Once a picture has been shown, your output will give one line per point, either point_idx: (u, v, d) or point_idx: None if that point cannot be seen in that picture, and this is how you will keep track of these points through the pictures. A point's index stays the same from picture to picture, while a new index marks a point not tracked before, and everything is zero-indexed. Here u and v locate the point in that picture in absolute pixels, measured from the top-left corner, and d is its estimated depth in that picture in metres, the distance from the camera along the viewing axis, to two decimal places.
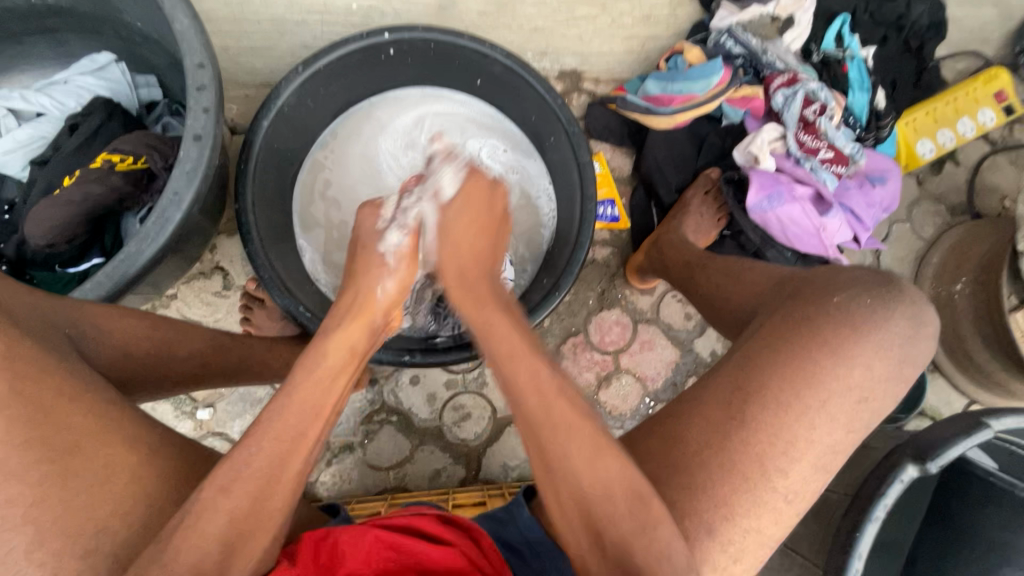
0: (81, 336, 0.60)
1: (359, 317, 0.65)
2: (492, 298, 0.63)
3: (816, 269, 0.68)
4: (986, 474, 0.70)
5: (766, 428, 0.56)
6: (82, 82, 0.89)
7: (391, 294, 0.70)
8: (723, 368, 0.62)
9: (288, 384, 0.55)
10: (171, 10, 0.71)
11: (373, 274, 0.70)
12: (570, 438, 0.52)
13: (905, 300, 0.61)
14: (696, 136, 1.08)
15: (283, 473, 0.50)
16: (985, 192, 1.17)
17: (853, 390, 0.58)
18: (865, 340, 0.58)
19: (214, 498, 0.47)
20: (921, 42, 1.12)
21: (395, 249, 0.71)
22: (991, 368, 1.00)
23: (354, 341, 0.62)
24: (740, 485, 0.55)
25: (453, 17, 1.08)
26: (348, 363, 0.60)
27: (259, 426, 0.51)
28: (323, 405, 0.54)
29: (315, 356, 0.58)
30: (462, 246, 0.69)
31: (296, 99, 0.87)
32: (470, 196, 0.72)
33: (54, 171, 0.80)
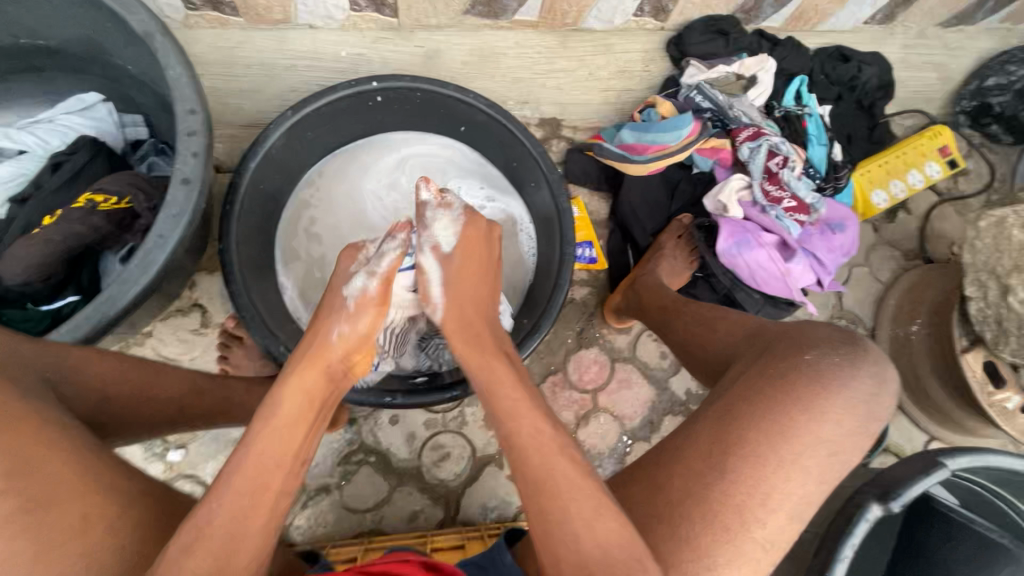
0: (61, 380, 0.60)
1: (305, 369, 0.63)
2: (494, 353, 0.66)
3: (788, 323, 0.72)
4: (946, 509, 0.74)
5: (745, 480, 0.59)
6: (68, 121, 0.89)
7: (348, 338, 0.68)
8: (705, 417, 0.65)
9: (245, 438, 0.55)
10: (164, 58, 0.73)
11: (332, 318, 0.69)
12: (572, 500, 0.55)
13: (869, 359, 0.65)
14: (668, 183, 1.14)
15: (249, 530, 0.50)
16: (935, 239, 1.25)
17: (825, 444, 0.61)
18: (836, 397, 0.62)
19: (177, 560, 0.46)
20: (872, 101, 1.23)
21: (358, 293, 0.70)
22: (948, 407, 1.05)
23: (310, 388, 0.62)
24: (720, 535, 0.57)
25: (438, 66, 1.13)
26: (305, 411, 0.60)
27: (220, 482, 0.52)
28: (283, 455, 0.55)
29: (271, 407, 0.58)
30: (466, 293, 0.72)
31: (283, 142, 0.89)
32: (467, 244, 0.74)
33: (35, 210, 0.80)
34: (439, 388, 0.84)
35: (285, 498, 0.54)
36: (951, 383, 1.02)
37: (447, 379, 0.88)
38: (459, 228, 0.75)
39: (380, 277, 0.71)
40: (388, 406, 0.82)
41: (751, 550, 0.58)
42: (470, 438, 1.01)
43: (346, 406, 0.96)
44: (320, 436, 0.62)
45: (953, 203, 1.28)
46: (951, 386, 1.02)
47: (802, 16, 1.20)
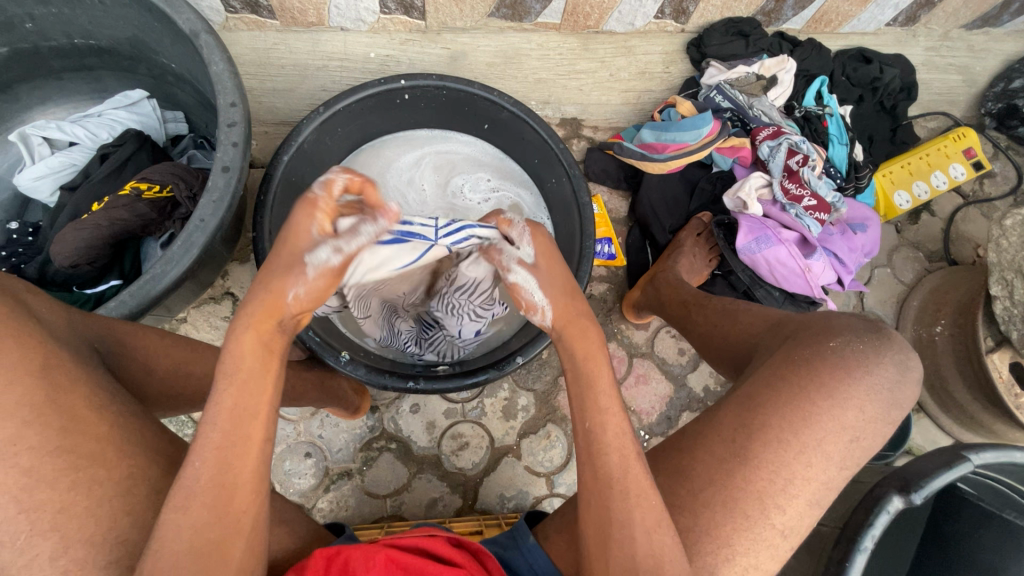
0: (109, 352, 0.64)
1: (256, 321, 0.56)
2: (597, 343, 0.62)
3: (811, 314, 0.72)
4: (975, 498, 0.73)
5: (767, 466, 0.59)
6: (115, 116, 0.95)
7: (305, 301, 0.58)
8: (727, 403, 0.66)
9: (212, 395, 0.53)
10: (208, 55, 0.77)
11: (284, 276, 0.56)
12: (636, 506, 0.56)
13: (894, 346, 0.64)
14: (688, 181, 1.15)
15: (240, 481, 0.52)
16: (960, 241, 1.24)
17: (847, 430, 0.61)
18: (858, 383, 0.62)
19: (173, 518, 0.49)
20: (894, 102, 1.22)
21: (321, 264, 0.57)
22: (973, 409, 1.04)
23: (267, 340, 0.56)
24: (740, 522, 0.58)
25: (463, 67, 1.17)
26: (267, 363, 0.56)
27: (199, 436, 0.52)
28: (258, 408, 0.54)
29: (230, 360, 0.54)
30: (562, 283, 0.63)
31: (315, 137, 0.92)
32: (541, 249, 0.64)
33: (83, 198, 0.85)
34: (460, 375, 0.86)
35: (269, 447, 0.55)
36: (976, 385, 1.00)
37: (466, 365, 0.89)
38: (533, 238, 0.64)
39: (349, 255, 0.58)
40: (411, 390, 0.83)
41: (769, 532, 0.59)
42: (489, 428, 1.03)
43: (369, 393, 1.00)
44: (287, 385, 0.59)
45: (979, 206, 1.26)
46: (977, 387, 1.01)
47: (823, 18, 1.21)
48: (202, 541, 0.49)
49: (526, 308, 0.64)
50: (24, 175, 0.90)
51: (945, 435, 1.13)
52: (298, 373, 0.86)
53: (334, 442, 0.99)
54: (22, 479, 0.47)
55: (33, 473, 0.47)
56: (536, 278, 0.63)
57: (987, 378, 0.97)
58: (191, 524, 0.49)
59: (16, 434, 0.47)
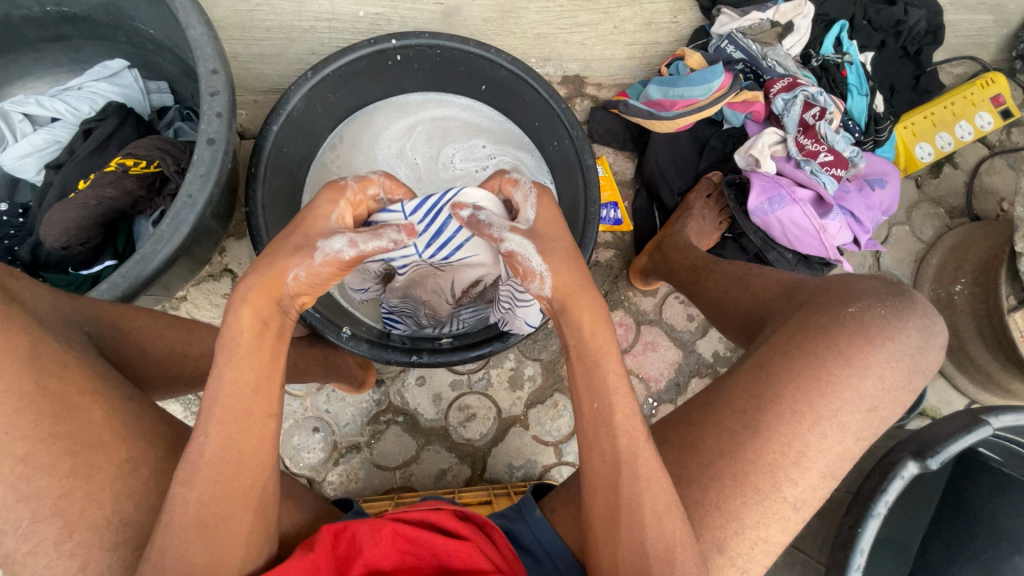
0: (100, 335, 0.62)
1: (255, 296, 0.54)
2: (603, 320, 0.59)
3: (828, 277, 0.69)
4: (998, 464, 0.71)
5: (778, 438, 0.58)
6: (96, 88, 0.91)
7: (304, 283, 0.56)
8: (738, 374, 0.64)
9: (213, 369, 0.52)
10: (185, 19, 0.73)
11: (290, 256, 0.55)
12: (644, 482, 0.55)
13: (918, 311, 0.62)
14: (697, 140, 1.09)
15: (244, 454, 0.51)
16: (983, 195, 1.18)
17: (864, 399, 0.59)
18: (877, 349, 0.59)
19: (180, 492, 0.48)
20: (919, 47, 1.15)
21: (332, 252, 0.56)
22: (991, 369, 1.01)
23: (265, 316, 0.54)
24: (751, 497, 0.57)
25: (458, 23, 1.10)
26: (266, 338, 0.54)
27: (203, 410, 0.51)
28: (259, 381, 0.52)
29: (228, 336, 0.53)
30: (562, 255, 0.60)
31: (305, 105, 0.88)
32: (544, 212, 0.63)
33: (69, 175, 0.83)
34: (465, 347, 0.84)
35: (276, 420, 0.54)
36: (996, 344, 0.98)
37: (472, 337, 0.87)
38: (536, 204, 0.64)
39: (360, 249, 0.58)
40: (415, 364, 0.82)
41: (781, 501, 0.58)
42: (496, 399, 1.02)
43: (374, 367, 0.99)
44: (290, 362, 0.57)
45: (1006, 156, 1.20)
46: (996, 347, 0.98)
47: None
48: (209, 515, 0.49)
49: (521, 276, 0.60)
50: (7, 154, 0.87)
51: (960, 395, 1.11)
52: (301, 349, 0.85)
53: (341, 417, 0.99)
54: (20, 466, 0.46)
55: (31, 460, 0.46)
56: (533, 244, 0.59)
57: (1007, 336, 0.94)
58: (200, 497, 0.49)
59: (10, 421, 0.46)
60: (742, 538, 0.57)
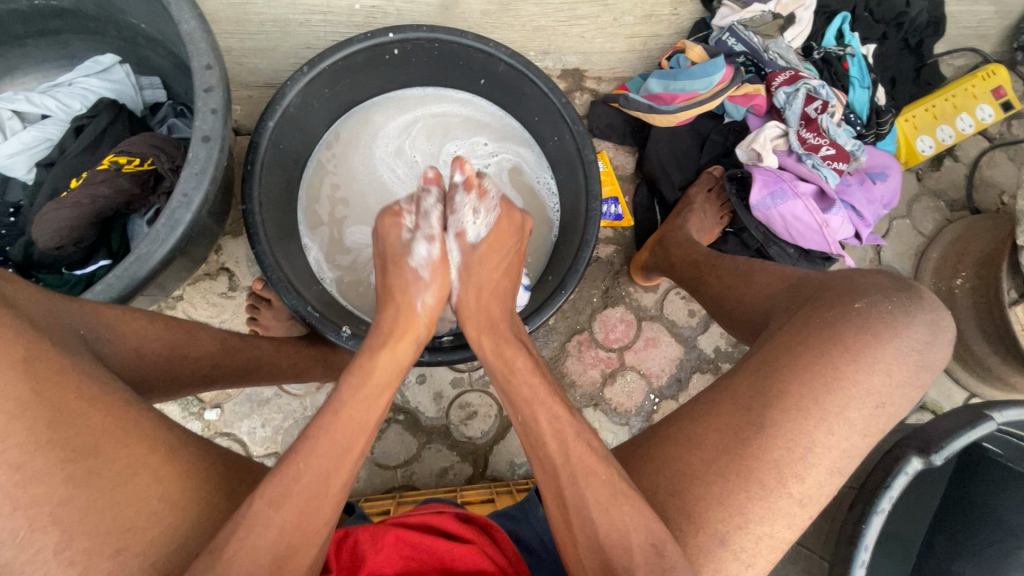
0: (96, 338, 0.61)
1: (400, 334, 0.64)
2: (509, 339, 0.66)
3: (832, 273, 0.69)
4: (1004, 459, 0.71)
5: (783, 433, 0.57)
6: (87, 84, 0.89)
7: (430, 307, 0.67)
8: (742, 369, 0.63)
9: (337, 399, 0.55)
10: (178, 13, 0.71)
11: (413, 284, 0.67)
12: None
13: (923, 306, 0.62)
14: (698, 134, 1.08)
15: (334, 486, 0.51)
16: (984, 188, 1.18)
17: (870, 394, 0.59)
18: (884, 345, 0.59)
19: (264, 511, 0.48)
20: (920, 39, 1.14)
21: (425, 260, 0.68)
22: (992, 362, 1.01)
23: (399, 356, 0.62)
24: (755, 492, 0.57)
25: (455, 17, 1.08)
26: (393, 379, 0.60)
27: (310, 439, 0.52)
28: (370, 420, 0.56)
29: (361, 368, 0.59)
30: (485, 285, 0.70)
31: (300, 100, 0.86)
32: (496, 236, 0.70)
33: (60, 173, 0.81)
34: (465, 346, 0.83)
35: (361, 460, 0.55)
36: (995, 337, 0.98)
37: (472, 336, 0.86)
38: (494, 214, 0.70)
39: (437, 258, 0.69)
40: (415, 363, 0.81)
41: (788, 499, 0.57)
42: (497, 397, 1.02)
43: None
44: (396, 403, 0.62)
45: (1006, 149, 1.19)
46: (996, 340, 0.98)
47: None
48: (285, 543, 0.48)
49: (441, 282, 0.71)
50: None
51: (960, 389, 1.11)
52: (301, 347, 0.86)
53: None
54: (15, 474, 0.45)
55: (25, 469, 0.45)
56: (461, 259, 0.70)
57: (1008, 329, 0.94)
58: (280, 522, 0.48)
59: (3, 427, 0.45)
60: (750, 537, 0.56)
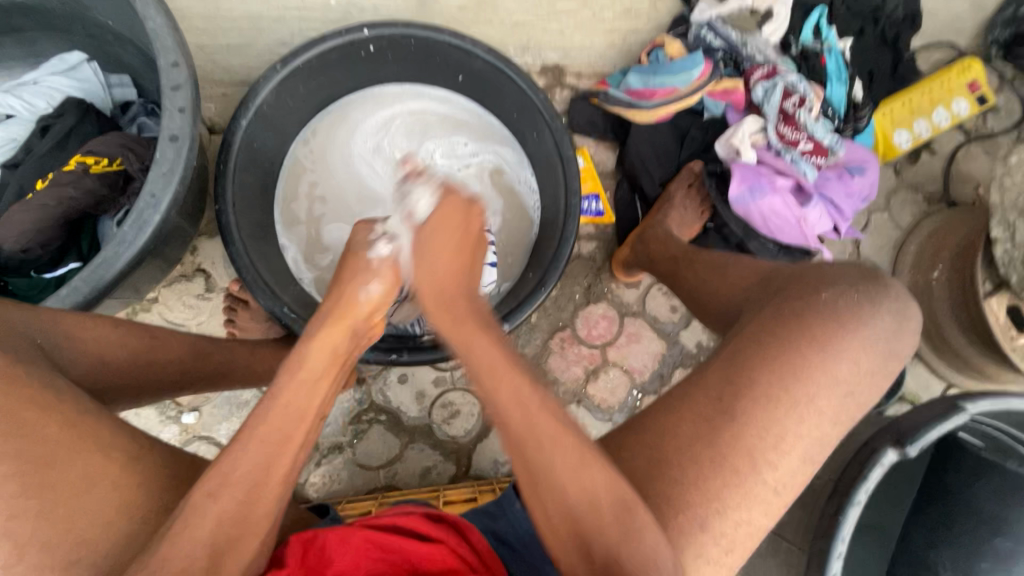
0: (55, 348, 0.60)
1: (337, 322, 0.64)
2: (465, 319, 0.62)
3: (803, 265, 0.70)
4: (976, 450, 0.71)
5: (755, 422, 0.58)
6: (53, 83, 0.87)
7: (374, 298, 0.67)
8: (714, 362, 0.63)
9: (273, 387, 0.55)
10: (143, 9, 0.69)
11: (359, 277, 0.68)
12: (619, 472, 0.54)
13: (890, 295, 0.63)
14: (678, 130, 1.07)
15: (271, 475, 0.50)
16: (960, 181, 1.19)
17: (842, 383, 0.60)
18: (852, 335, 0.60)
19: (203, 503, 0.47)
20: (897, 33, 1.13)
21: (382, 258, 0.70)
22: (968, 353, 1.02)
23: (335, 344, 0.62)
24: (730, 478, 0.57)
25: (433, 12, 1.07)
26: (330, 366, 0.60)
27: (245, 429, 0.52)
28: (309, 406, 0.56)
29: (297, 357, 0.59)
30: (439, 268, 0.67)
31: (274, 98, 0.85)
32: (445, 216, 0.70)
33: (26, 174, 0.79)
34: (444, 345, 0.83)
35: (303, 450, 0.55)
36: (971, 328, 0.99)
37: None
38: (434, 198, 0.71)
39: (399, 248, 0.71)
40: (394, 362, 0.81)
41: (763, 492, 0.57)
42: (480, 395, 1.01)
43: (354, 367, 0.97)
44: (337, 392, 0.63)
45: (981, 142, 1.21)
46: (972, 331, 0.99)
47: None
48: (222, 538, 0.46)
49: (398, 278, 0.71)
50: None
51: (938, 379, 1.12)
52: (276, 347, 0.85)
53: None
54: None
55: None
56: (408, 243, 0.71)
57: (983, 320, 0.95)
58: (220, 513, 0.47)
59: None
60: (726, 528, 0.57)
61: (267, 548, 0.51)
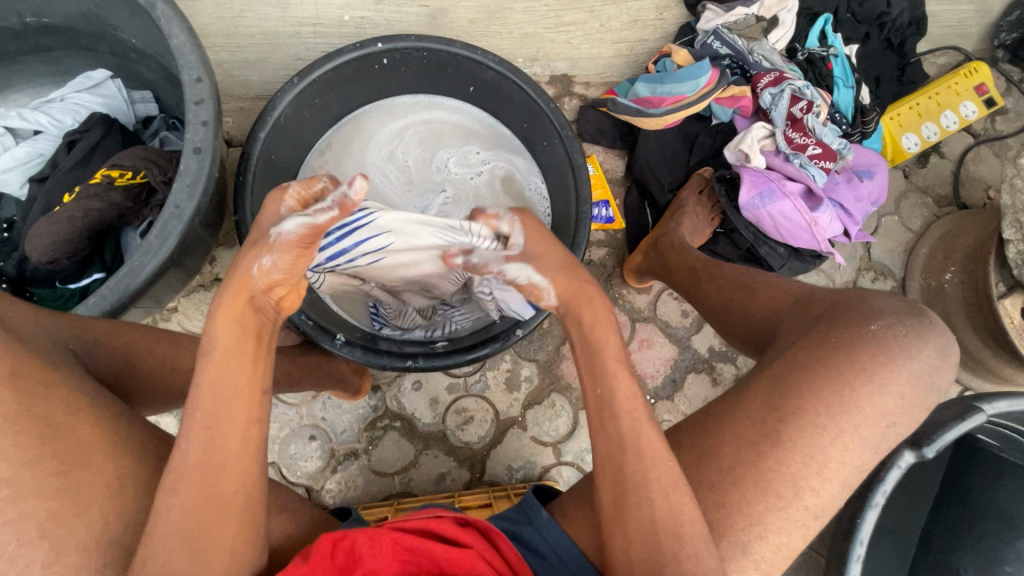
0: (83, 350, 0.62)
1: (229, 300, 0.55)
2: (602, 313, 0.61)
3: (845, 291, 0.69)
4: (996, 450, 0.71)
5: (800, 449, 0.58)
6: (79, 99, 0.90)
7: (272, 271, 0.57)
8: (755, 385, 0.63)
9: (192, 382, 0.52)
10: (167, 26, 0.72)
11: (251, 250, 0.57)
12: (633, 474, 0.55)
13: (935, 332, 0.62)
14: (686, 136, 1.09)
15: (226, 462, 0.51)
16: (970, 183, 1.19)
17: (885, 416, 0.60)
18: (899, 369, 0.60)
19: (164, 499, 0.48)
20: (903, 38, 1.16)
21: (286, 234, 0.57)
22: (984, 355, 1.02)
23: (240, 321, 0.55)
24: (774, 503, 0.58)
25: (444, 25, 1.10)
26: (245, 343, 0.55)
27: (185, 421, 0.51)
28: (240, 386, 0.53)
29: (208, 344, 0.54)
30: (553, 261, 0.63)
31: (292, 111, 0.87)
32: (530, 232, 0.64)
33: (53, 189, 0.81)
34: (460, 351, 0.84)
35: (260, 424, 0.54)
36: (985, 330, 0.98)
37: (465, 340, 0.87)
38: (523, 227, 0.64)
39: (316, 225, 0.58)
40: (410, 369, 0.82)
41: (781, 494, 0.58)
42: (493, 401, 1.02)
43: (369, 373, 0.98)
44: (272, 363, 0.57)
45: (991, 145, 1.21)
46: (986, 333, 0.99)
47: None
48: (195, 523, 0.48)
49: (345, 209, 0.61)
50: None
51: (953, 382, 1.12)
52: (294, 359, 0.86)
53: (337, 424, 0.99)
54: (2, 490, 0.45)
55: (13, 484, 0.45)
56: (532, 267, 0.62)
57: (997, 322, 0.95)
58: (183, 504, 0.49)
59: None
60: (742, 527, 0.57)
61: (255, 538, 0.52)
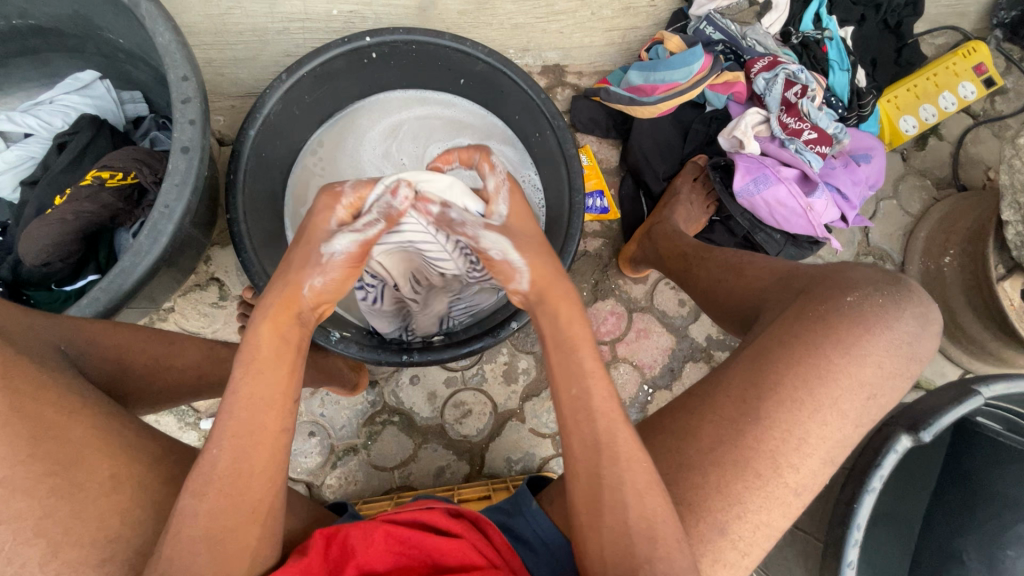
0: (79, 352, 0.62)
1: (275, 312, 0.56)
2: (566, 299, 0.61)
3: (823, 266, 0.68)
4: (996, 433, 0.71)
5: (779, 424, 0.58)
6: (68, 101, 0.90)
7: (321, 290, 0.59)
8: (736, 362, 0.64)
9: (230, 385, 0.52)
10: (152, 25, 0.71)
11: (302, 267, 0.59)
12: (627, 469, 0.55)
13: (914, 299, 0.62)
14: (680, 124, 1.08)
15: (256, 467, 0.51)
16: (970, 165, 1.18)
17: (864, 386, 0.59)
18: (878, 339, 0.59)
19: (191, 504, 0.49)
20: (899, 19, 1.12)
21: (338, 254, 0.60)
22: (983, 338, 1.01)
23: (284, 332, 0.56)
24: (751, 481, 0.57)
25: (433, 18, 1.08)
26: (286, 354, 0.55)
27: (217, 425, 0.51)
28: (275, 395, 0.53)
29: (248, 350, 0.54)
30: (533, 245, 0.64)
31: (281, 107, 0.87)
32: (515, 208, 0.67)
33: (44, 191, 0.81)
34: (456, 344, 0.84)
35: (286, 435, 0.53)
36: (985, 313, 0.98)
37: (460, 336, 0.87)
38: (507, 198, 0.67)
39: (366, 241, 0.62)
40: (405, 363, 0.82)
41: (759, 472, 0.58)
42: (491, 395, 1.02)
43: (366, 368, 0.99)
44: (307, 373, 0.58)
45: (990, 126, 1.19)
46: (986, 315, 0.98)
47: None
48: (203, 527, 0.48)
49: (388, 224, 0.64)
50: None
51: (954, 366, 1.11)
52: None
53: (336, 420, 0.99)
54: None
55: (8, 483, 0.45)
56: (508, 241, 0.63)
57: (996, 304, 0.95)
58: (209, 510, 0.49)
59: None
60: (733, 513, 0.57)
61: (270, 540, 0.52)
